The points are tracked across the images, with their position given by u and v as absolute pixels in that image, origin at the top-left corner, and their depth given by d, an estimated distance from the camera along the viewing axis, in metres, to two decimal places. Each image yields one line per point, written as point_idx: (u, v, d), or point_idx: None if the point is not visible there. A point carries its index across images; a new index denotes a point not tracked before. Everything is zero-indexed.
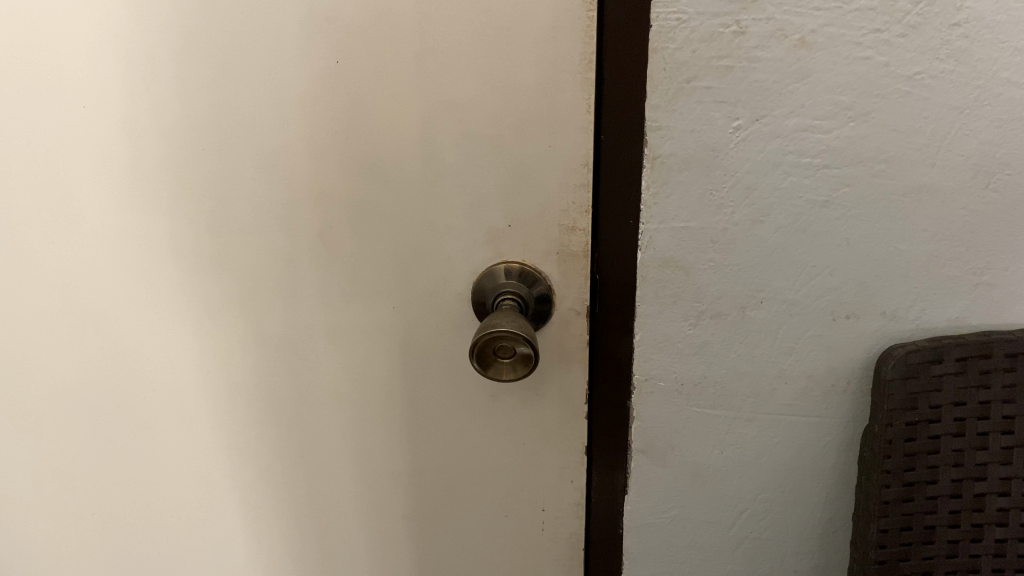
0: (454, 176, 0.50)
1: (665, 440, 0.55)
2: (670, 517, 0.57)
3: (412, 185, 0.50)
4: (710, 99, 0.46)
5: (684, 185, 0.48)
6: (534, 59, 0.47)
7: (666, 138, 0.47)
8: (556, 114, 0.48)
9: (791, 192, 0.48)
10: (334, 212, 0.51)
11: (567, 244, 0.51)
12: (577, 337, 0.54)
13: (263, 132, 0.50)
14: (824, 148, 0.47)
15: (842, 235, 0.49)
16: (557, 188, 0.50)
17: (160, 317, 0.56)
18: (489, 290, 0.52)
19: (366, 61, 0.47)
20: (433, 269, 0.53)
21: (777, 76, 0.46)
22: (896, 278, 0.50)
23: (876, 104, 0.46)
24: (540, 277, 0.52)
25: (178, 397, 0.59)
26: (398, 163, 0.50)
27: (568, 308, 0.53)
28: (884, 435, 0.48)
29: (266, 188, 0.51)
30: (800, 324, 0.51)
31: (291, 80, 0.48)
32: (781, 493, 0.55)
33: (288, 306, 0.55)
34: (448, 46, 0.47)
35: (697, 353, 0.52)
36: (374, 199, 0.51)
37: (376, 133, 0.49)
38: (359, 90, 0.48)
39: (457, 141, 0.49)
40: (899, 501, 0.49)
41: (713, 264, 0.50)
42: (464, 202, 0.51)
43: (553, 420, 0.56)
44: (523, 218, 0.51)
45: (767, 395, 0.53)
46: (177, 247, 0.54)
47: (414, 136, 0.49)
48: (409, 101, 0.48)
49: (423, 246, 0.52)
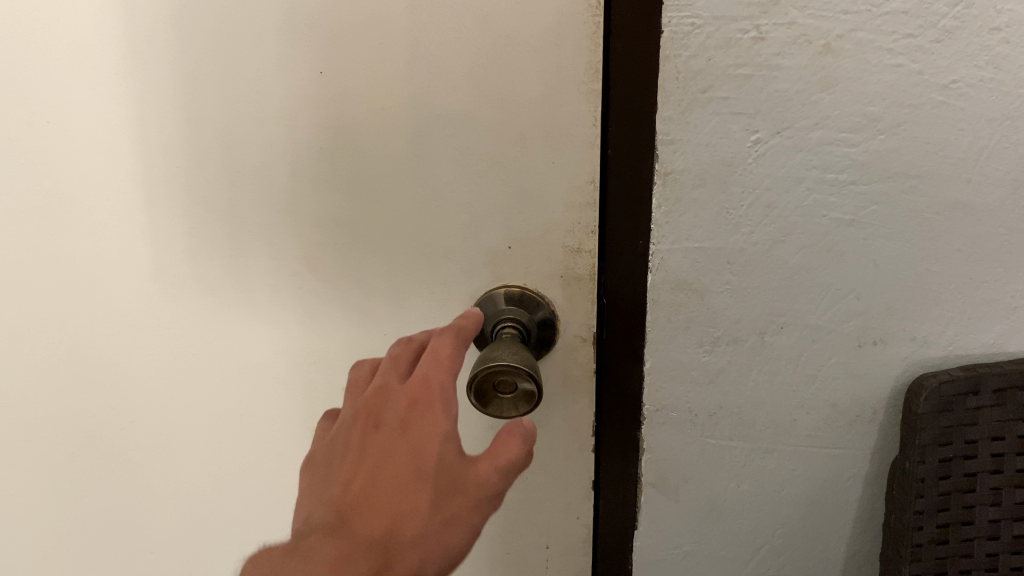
0: (450, 194, 0.46)
1: (678, 473, 0.52)
2: (682, 552, 0.54)
3: (405, 207, 0.47)
4: (727, 110, 0.43)
5: (698, 203, 0.45)
6: (536, 69, 0.43)
7: (678, 152, 0.44)
8: (559, 128, 0.44)
9: (813, 211, 0.45)
10: (322, 234, 0.48)
11: (572, 266, 0.47)
12: (583, 365, 0.50)
13: (245, 148, 0.46)
14: (850, 163, 0.43)
15: (869, 255, 0.45)
16: (561, 207, 0.46)
17: (139, 345, 0.53)
18: (488, 317, 0.48)
19: (353, 71, 0.43)
20: (428, 293, 0.49)
21: (800, 85, 0.42)
22: (927, 301, 0.46)
23: (907, 115, 0.42)
24: (542, 301, 0.48)
25: (160, 428, 0.55)
26: (389, 181, 0.46)
27: (574, 334, 0.49)
28: (916, 473, 0.45)
29: (248, 208, 0.48)
30: (823, 350, 0.47)
31: (272, 91, 0.45)
32: (802, 528, 0.52)
33: (276, 332, 0.51)
34: (441, 54, 0.43)
35: (712, 381, 0.49)
36: (365, 219, 0.47)
37: (365, 149, 0.45)
38: (346, 102, 0.44)
39: (452, 158, 0.45)
40: (932, 545, 0.45)
41: (729, 286, 0.47)
42: (460, 222, 0.47)
43: (558, 452, 0.52)
44: (524, 240, 0.47)
45: (787, 425, 0.49)
46: (156, 272, 0.50)
47: (406, 151, 0.45)
48: (401, 113, 0.44)
49: (416, 268, 0.48)
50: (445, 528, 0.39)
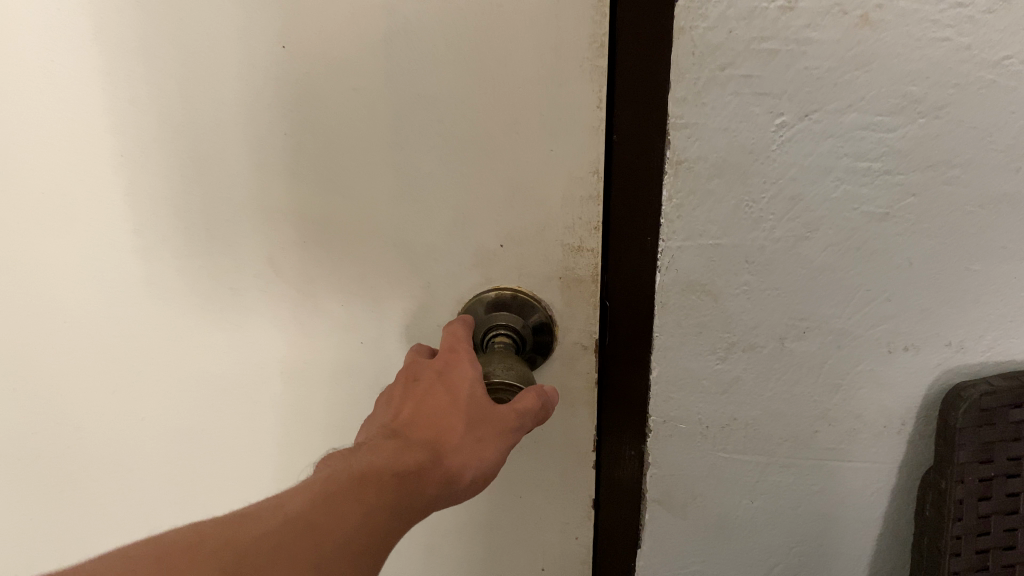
0: (435, 185, 0.41)
1: (686, 489, 0.47)
2: (690, 570, 0.50)
3: (385, 198, 0.42)
4: (749, 90, 0.37)
5: (714, 196, 0.40)
6: (530, 45, 0.37)
7: (693, 138, 0.38)
8: (557, 112, 0.38)
9: (842, 204, 0.40)
10: (294, 229, 0.43)
11: (571, 267, 0.43)
12: (583, 375, 0.45)
13: (205, 134, 0.41)
14: (885, 150, 0.38)
15: (904, 253, 0.40)
16: (559, 201, 0.41)
17: (102, 348, 0.48)
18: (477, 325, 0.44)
19: (319, 47, 0.38)
20: (412, 296, 0.45)
21: (832, 63, 0.36)
22: (966, 303, 0.41)
23: (952, 97, 0.37)
24: (539, 305, 0.44)
25: (132, 433, 0.52)
26: (366, 170, 0.41)
27: (573, 341, 0.45)
28: (955, 495, 0.41)
29: (214, 199, 0.43)
30: (848, 356, 0.43)
31: (227, 70, 0.39)
32: (820, 546, 0.48)
33: (252, 334, 0.47)
34: (418, 28, 0.37)
35: (725, 390, 0.44)
36: (339, 216, 0.42)
37: (337, 135, 0.40)
38: (315, 82, 0.39)
39: (436, 145, 0.40)
40: (971, 572, 0.41)
41: (747, 287, 0.42)
42: (447, 216, 0.42)
43: (554, 472, 0.48)
44: (516, 237, 0.42)
45: (807, 438, 0.45)
46: (116, 270, 0.46)
47: (383, 138, 0.40)
48: (377, 94, 0.39)
49: (397, 268, 0.44)
50: (483, 444, 0.36)
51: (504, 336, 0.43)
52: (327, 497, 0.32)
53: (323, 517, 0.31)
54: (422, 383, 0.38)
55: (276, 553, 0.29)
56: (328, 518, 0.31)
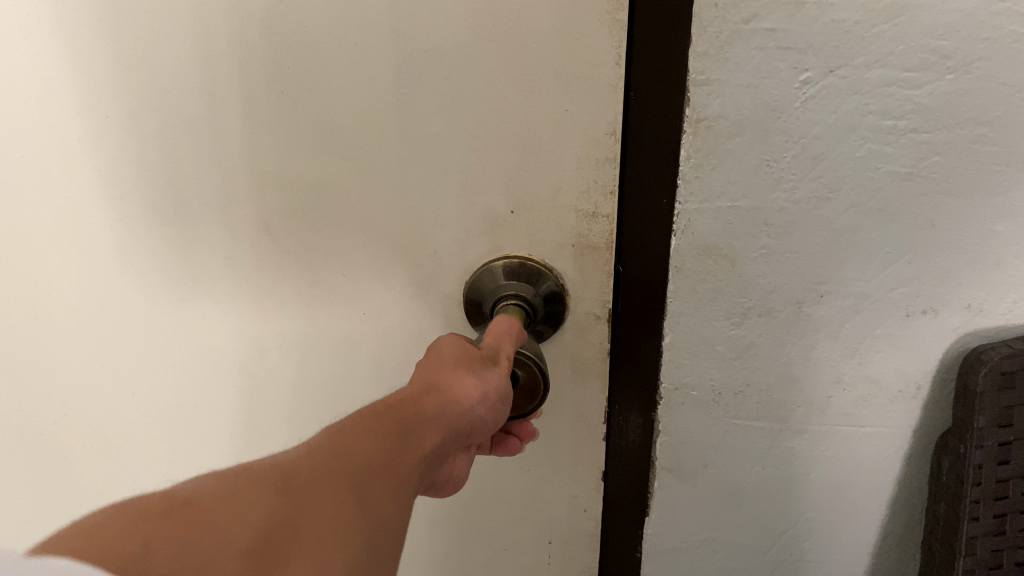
0: (440, 147, 0.39)
1: (697, 456, 0.46)
2: (698, 539, 0.50)
3: (388, 161, 0.40)
4: (773, 44, 0.35)
5: (734, 155, 0.38)
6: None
7: (713, 95, 0.37)
8: (573, 70, 0.36)
9: (866, 162, 0.38)
10: (291, 195, 0.41)
11: (585, 234, 0.41)
12: (596, 346, 0.44)
13: (194, 94, 0.38)
14: (912, 107, 0.37)
15: (927, 214, 0.39)
16: (573, 164, 0.39)
17: (91, 320, 0.46)
18: (487, 294, 0.42)
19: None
20: (415, 265, 0.43)
21: (861, 15, 0.35)
22: (988, 266, 0.40)
23: (983, 51, 0.35)
24: (549, 273, 0.42)
25: (121, 409, 0.49)
26: (369, 132, 0.39)
27: (585, 312, 0.43)
28: (974, 459, 0.40)
29: (205, 164, 0.40)
30: (867, 320, 0.42)
31: (218, 22, 0.36)
32: (831, 512, 0.47)
33: (247, 305, 0.45)
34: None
35: (740, 356, 0.43)
36: (339, 180, 0.40)
37: (335, 94, 0.38)
38: (316, 37, 0.36)
39: (444, 105, 0.38)
40: (988, 537, 0.41)
41: (765, 251, 0.40)
42: (454, 181, 0.40)
43: (565, 443, 0.47)
44: (528, 203, 0.40)
45: (821, 403, 0.44)
46: (103, 239, 0.43)
47: (387, 97, 0.38)
48: (380, 50, 0.36)
49: (399, 236, 0.42)
50: (486, 372, 0.33)
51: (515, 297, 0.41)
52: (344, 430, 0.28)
53: (346, 441, 0.28)
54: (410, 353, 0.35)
55: (314, 471, 0.26)
56: (351, 441, 0.28)
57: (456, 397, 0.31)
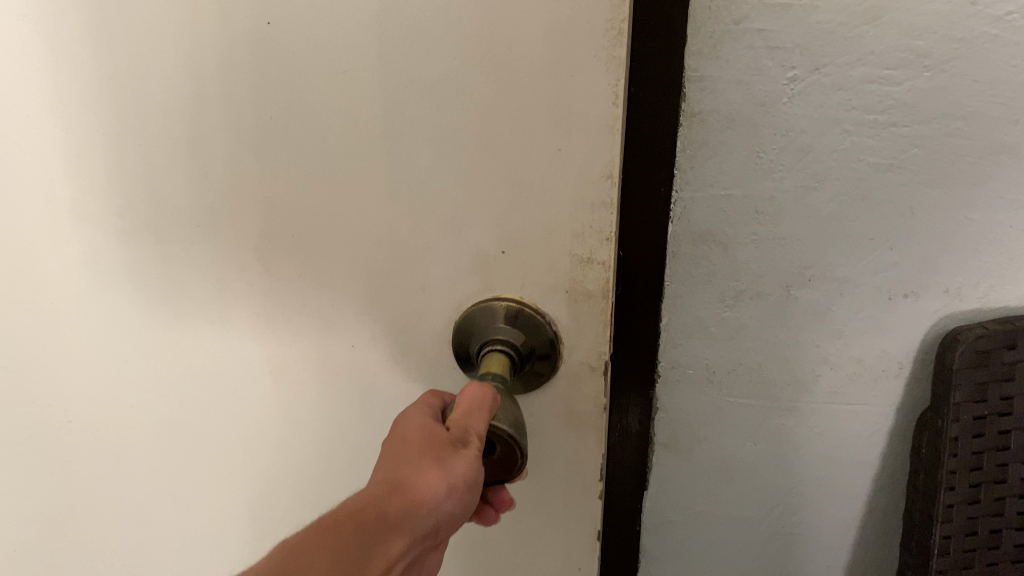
0: (430, 185, 0.33)
1: (692, 432, 0.49)
2: (694, 512, 0.52)
3: (383, 198, 0.34)
4: (762, 43, 0.38)
5: (726, 147, 0.41)
6: (541, 15, 0.28)
7: (707, 90, 0.40)
8: (569, 105, 0.30)
9: (850, 154, 0.41)
10: (285, 236, 0.36)
11: (578, 280, 0.34)
12: (592, 400, 0.37)
13: (175, 106, 0.34)
14: (893, 102, 0.40)
15: (907, 203, 0.42)
16: (566, 207, 0.32)
17: (65, 349, 0.42)
18: (474, 337, 0.36)
19: (303, 18, 0.30)
20: (404, 298, 0.36)
21: (844, 17, 0.38)
22: (964, 251, 0.43)
23: (958, 51, 0.38)
24: (543, 319, 0.35)
25: (102, 446, 0.45)
26: (362, 171, 0.33)
27: (579, 361, 0.36)
28: (950, 432, 0.43)
29: (185, 183, 0.36)
30: (851, 303, 0.45)
31: (206, 41, 0.32)
32: (819, 486, 0.50)
33: (228, 338, 0.40)
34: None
35: (732, 336, 0.46)
36: (317, 211, 0.35)
37: (310, 125, 0.33)
38: (303, 63, 0.31)
39: (445, 133, 0.32)
40: (963, 504, 0.44)
41: (756, 237, 0.43)
42: (445, 219, 0.34)
43: (558, 503, 0.40)
44: (519, 241, 0.34)
45: (810, 381, 0.47)
46: (74, 260, 0.39)
47: (373, 129, 0.32)
48: (373, 79, 0.31)
49: (389, 271, 0.36)
50: (453, 456, 0.29)
51: (498, 351, 0.34)
52: (292, 555, 0.28)
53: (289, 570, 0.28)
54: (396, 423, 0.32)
55: None
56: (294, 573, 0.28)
57: (415, 492, 0.29)
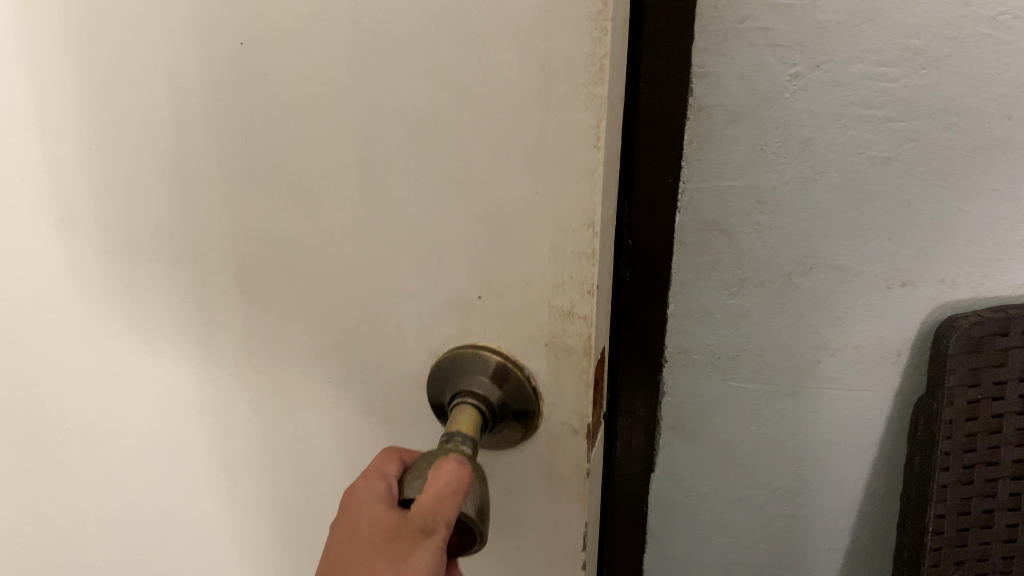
0: (408, 219, 0.34)
1: (698, 415, 0.51)
2: (699, 494, 0.54)
3: (353, 220, 0.35)
4: (765, 42, 0.41)
5: (730, 140, 0.43)
6: (524, 51, 0.28)
7: (712, 85, 0.42)
8: (547, 146, 0.30)
9: (848, 148, 0.43)
10: (258, 245, 0.38)
11: (561, 333, 0.33)
12: (574, 462, 0.36)
13: (196, 123, 0.37)
14: (889, 99, 0.42)
15: (904, 195, 0.44)
16: (544, 254, 0.32)
17: (95, 329, 0.45)
18: (451, 384, 0.35)
19: (288, 38, 0.32)
20: (381, 332, 0.37)
21: (842, 16, 0.40)
22: (958, 242, 0.45)
23: (951, 49, 0.40)
24: (523, 377, 0.34)
25: (121, 428, 0.48)
26: (336, 199, 0.35)
27: (562, 420, 0.35)
28: (945, 415, 0.45)
29: (203, 183, 0.38)
30: (850, 291, 0.47)
31: (216, 71, 0.35)
32: (820, 469, 0.52)
33: (251, 341, 0.41)
34: (388, 26, 0.30)
35: (736, 323, 0.48)
36: (304, 241, 0.37)
37: (300, 153, 0.35)
38: (282, 82, 0.34)
39: (408, 168, 0.32)
40: (957, 485, 0.46)
41: (759, 227, 0.45)
42: (414, 253, 0.34)
43: (535, 562, 0.39)
44: (497, 287, 0.33)
45: (810, 367, 0.49)
46: (108, 244, 0.42)
47: (353, 162, 0.34)
48: (344, 108, 0.33)
49: (365, 304, 0.37)
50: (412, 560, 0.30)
51: (469, 404, 0.33)
52: None
53: None
54: (353, 507, 0.33)
55: None
56: None
57: None
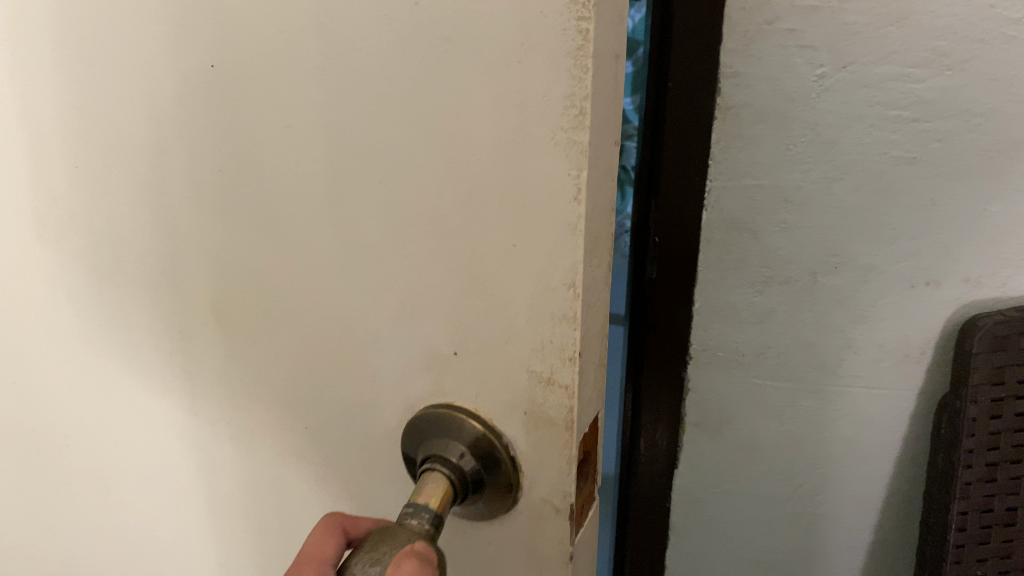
0: (380, 262, 0.30)
1: (721, 412, 0.52)
2: (721, 491, 0.55)
3: (326, 259, 0.32)
4: (793, 43, 0.42)
5: (757, 139, 0.44)
6: (497, 91, 0.24)
7: (740, 85, 0.43)
8: (523, 200, 0.25)
9: (874, 148, 0.44)
10: (236, 279, 0.36)
11: (540, 403, 0.28)
12: (556, 553, 0.30)
13: (180, 145, 0.34)
14: (915, 99, 0.42)
15: (929, 195, 0.44)
16: (521, 312, 0.27)
17: (98, 357, 0.44)
18: (423, 445, 0.31)
19: (260, 66, 0.30)
20: (352, 384, 0.33)
21: (869, 18, 0.41)
22: (983, 243, 0.45)
23: (977, 51, 0.41)
24: (500, 449, 0.30)
25: (115, 444, 0.45)
26: (310, 235, 0.32)
27: (540, 504, 0.30)
28: (968, 413, 0.45)
29: (186, 211, 0.36)
30: (874, 290, 0.47)
31: (194, 89, 0.32)
32: (842, 467, 0.53)
33: (239, 380, 0.38)
34: (355, 59, 0.27)
35: (761, 320, 0.49)
36: (280, 278, 0.34)
37: (273, 180, 0.32)
38: (257, 110, 0.31)
39: (381, 215, 0.29)
40: (980, 482, 0.46)
41: (785, 225, 0.46)
42: (389, 298, 0.30)
43: None
44: (473, 345, 0.29)
45: (834, 365, 0.49)
46: (104, 262, 0.40)
47: (324, 194, 0.30)
48: (314, 134, 0.30)
49: (338, 353, 0.33)
50: None
51: (440, 476, 0.29)
52: None
53: None
54: None
55: None
56: None
57: None
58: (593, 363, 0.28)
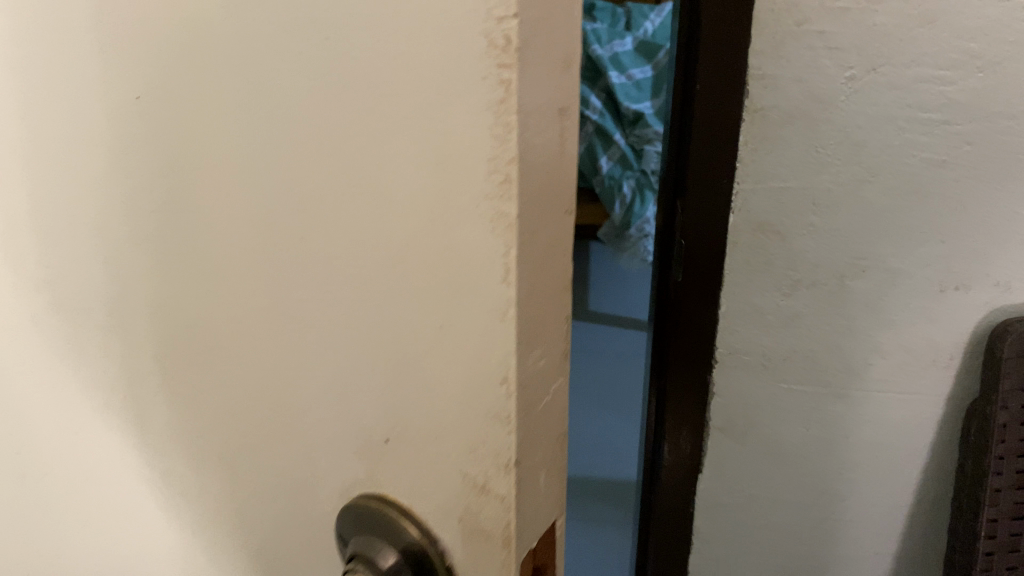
0: (301, 314, 0.23)
1: (747, 417, 0.52)
2: (746, 496, 0.55)
3: (248, 309, 0.25)
4: (822, 44, 0.41)
5: (785, 142, 0.44)
6: (407, 105, 0.18)
7: (769, 87, 0.43)
8: (449, 255, 0.18)
9: (903, 150, 0.43)
10: (169, 324, 0.29)
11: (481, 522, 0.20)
12: None
13: (105, 168, 0.29)
14: (946, 102, 0.42)
15: (959, 199, 0.44)
16: (451, 405, 0.20)
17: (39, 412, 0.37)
18: (352, 539, 0.24)
19: (180, 88, 0.24)
20: (286, 465, 0.27)
21: (899, 19, 0.40)
22: (1012, 247, 0.45)
23: (1008, 53, 0.40)
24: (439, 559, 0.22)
25: (77, 509, 0.38)
26: (232, 278, 0.25)
27: None
28: (998, 419, 0.44)
29: (116, 244, 0.30)
30: (903, 295, 0.47)
31: (115, 101, 0.27)
32: (868, 473, 0.52)
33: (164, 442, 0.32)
34: (256, 57, 0.21)
35: (787, 324, 0.49)
36: (206, 324, 0.28)
37: (191, 205, 0.26)
38: (179, 135, 0.25)
39: (295, 274, 0.23)
40: (1011, 490, 0.45)
41: (812, 228, 0.46)
42: (310, 364, 0.24)
43: None
44: (403, 435, 0.22)
45: (861, 369, 0.49)
46: (48, 295, 0.34)
47: (244, 223, 0.24)
48: (223, 147, 0.24)
49: (269, 423, 0.26)
50: None
51: None
52: None
53: None
54: None
55: None
56: None
57: None
58: (538, 472, 0.20)
